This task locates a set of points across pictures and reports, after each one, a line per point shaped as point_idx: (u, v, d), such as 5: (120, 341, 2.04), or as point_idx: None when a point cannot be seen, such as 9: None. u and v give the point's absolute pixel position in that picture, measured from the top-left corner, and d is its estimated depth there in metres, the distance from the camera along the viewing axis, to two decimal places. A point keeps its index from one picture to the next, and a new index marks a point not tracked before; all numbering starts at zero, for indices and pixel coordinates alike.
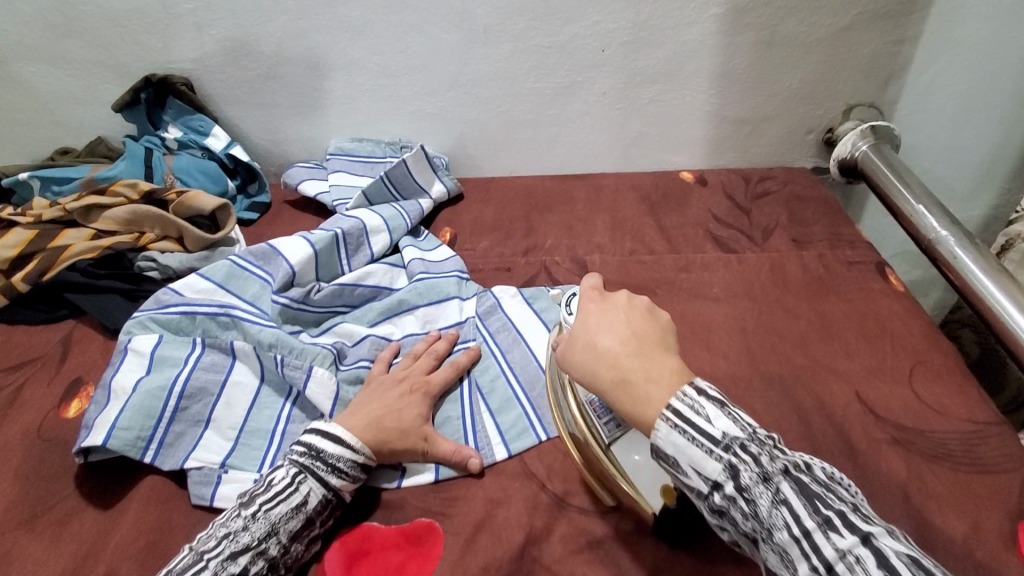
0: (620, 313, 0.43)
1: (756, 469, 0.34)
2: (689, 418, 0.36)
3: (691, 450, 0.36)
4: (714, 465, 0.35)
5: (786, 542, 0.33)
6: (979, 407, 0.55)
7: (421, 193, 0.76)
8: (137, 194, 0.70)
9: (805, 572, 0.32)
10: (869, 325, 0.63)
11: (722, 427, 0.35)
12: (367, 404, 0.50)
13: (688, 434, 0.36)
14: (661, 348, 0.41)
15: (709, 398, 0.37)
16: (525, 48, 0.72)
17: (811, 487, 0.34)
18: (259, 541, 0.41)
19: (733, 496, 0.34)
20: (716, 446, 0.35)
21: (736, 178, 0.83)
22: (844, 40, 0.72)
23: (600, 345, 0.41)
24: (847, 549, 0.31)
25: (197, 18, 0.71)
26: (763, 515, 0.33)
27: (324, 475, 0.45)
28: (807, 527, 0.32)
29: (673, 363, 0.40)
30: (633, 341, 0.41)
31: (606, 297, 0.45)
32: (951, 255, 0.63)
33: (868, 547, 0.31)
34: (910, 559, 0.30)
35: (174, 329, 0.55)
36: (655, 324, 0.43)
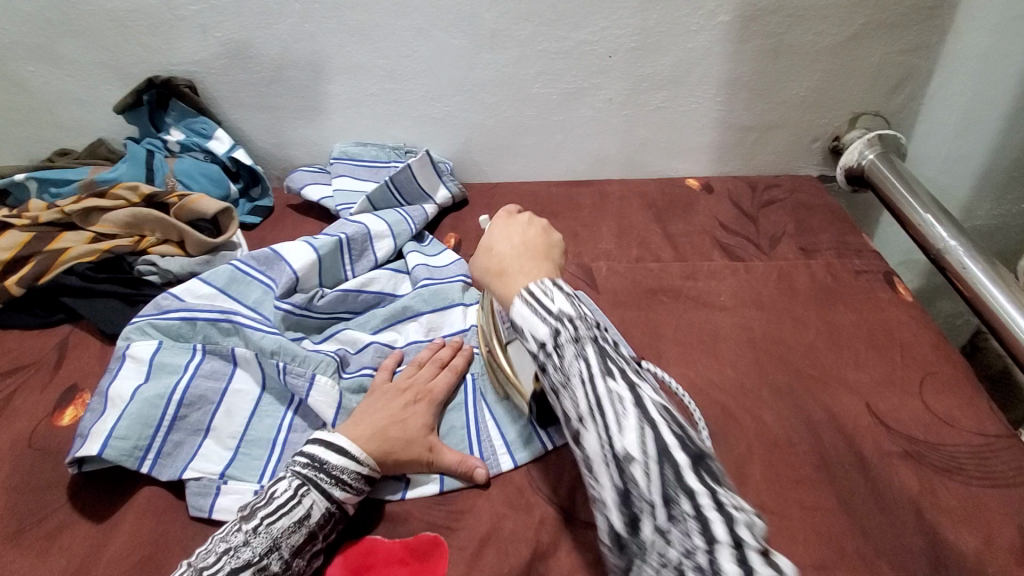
0: (521, 228, 0.50)
1: (571, 331, 0.37)
2: (537, 297, 0.39)
3: (531, 318, 0.38)
4: (544, 328, 0.37)
5: (577, 386, 0.35)
6: (990, 420, 0.54)
7: (425, 198, 0.76)
8: (137, 197, 0.69)
9: (581, 409, 0.35)
10: (878, 335, 0.62)
11: (559, 305, 0.38)
12: (370, 413, 0.49)
13: (534, 307, 0.39)
14: (545, 255, 0.46)
15: (560, 288, 0.40)
16: (532, 53, 0.72)
17: (610, 351, 0.37)
18: (260, 556, 0.40)
19: (550, 352, 0.37)
20: (550, 315, 0.38)
21: (742, 185, 0.82)
22: (852, 48, 0.72)
23: (495, 250, 0.47)
24: (617, 393, 0.34)
25: (201, 20, 0.71)
26: (567, 365, 0.36)
27: (327, 487, 0.44)
28: (595, 373, 0.35)
29: (550, 263, 0.45)
30: (523, 246, 0.47)
31: (512, 218, 0.52)
32: (960, 265, 0.63)
33: (632, 392, 0.34)
34: (665, 411, 0.34)
35: (173, 335, 0.54)
36: (546, 241, 0.49)
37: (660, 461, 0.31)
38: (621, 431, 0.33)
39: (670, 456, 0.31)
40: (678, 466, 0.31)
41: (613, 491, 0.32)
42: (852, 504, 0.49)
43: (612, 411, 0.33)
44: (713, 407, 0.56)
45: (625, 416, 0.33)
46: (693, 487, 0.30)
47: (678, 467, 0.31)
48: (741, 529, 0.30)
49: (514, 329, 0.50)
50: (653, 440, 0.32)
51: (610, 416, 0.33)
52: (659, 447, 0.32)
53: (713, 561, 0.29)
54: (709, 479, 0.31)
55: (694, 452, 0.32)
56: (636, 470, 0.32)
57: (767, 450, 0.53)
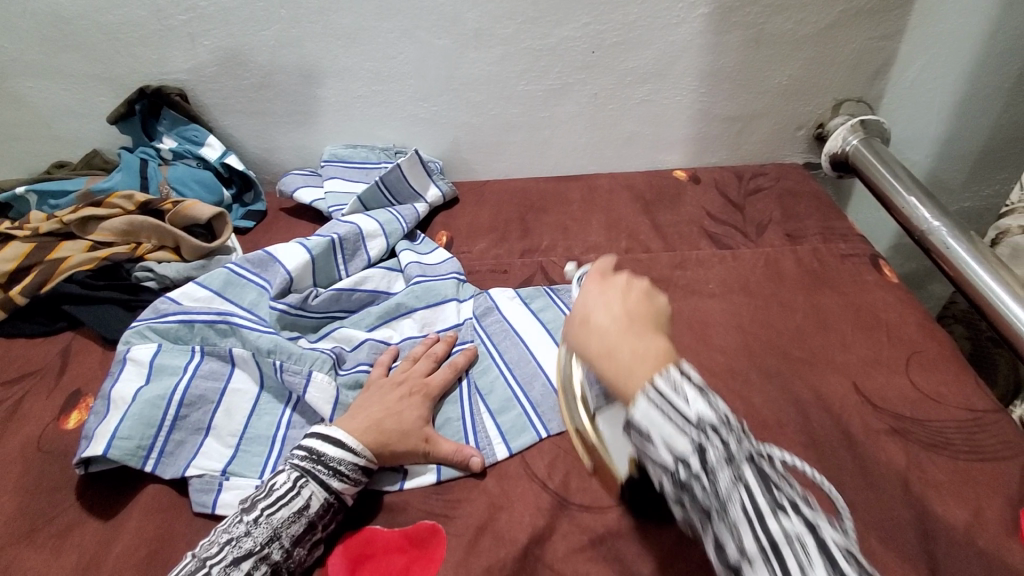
0: (629, 296, 0.39)
1: (724, 450, 0.30)
2: (665, 393, 0.31)
3: (661, 423, 0.31)
4: (684, 441, 0.30)
5: (737, 522, 0.29)
6: (976, 396, 0.56)
7: (416, 197, 0.77)
8: (132, 205, 0.70)
9: (752, 555, 0.28)
10: (864, 316, 0.64)
11: (698, 407, 0.30)
12: (366, 407, 0.50)
13: (663, 409, 0.31)
14: (655, 330, 0.36)
15: (689, 376, 0.32)
16: (515, 51, 0.73)
17: (770, 473, 0.30)
18: (261, 546, 0.41)
19: (695, 473, 0.30)
20: (690, 425, 0.30)
21: (729, 175, 0.84)
22: (833, 35, 0.73)
23: (598, 330, 0.37)
24: (796, 537, 0.28)
25: (190, 29, 0.72)
26: (722, 491, 0.29)
27: (325, 478, 0.45)
28: (761, 509, 0.29)
29: (665, 344, 0.35)
30: (630, 321, 0.37)
31: (607, 279, 0.41)
32: (944, 245, 0.64)
33: (815, 536, 0.28)
34: (854, 559, 0.28)
35: (172, 338, 0.55)
36: (653, 307, 0.39)
37: None
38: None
39: None
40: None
41: None
42: (841, 482, 0.50)
43: (795, 561, 0.27)
44: None
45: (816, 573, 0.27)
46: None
47: None
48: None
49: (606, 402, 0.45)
50: None
51: (794, 567, 0.27)
52: None
53: None
54: None
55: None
56: None
57: (757, 431, 0.54)
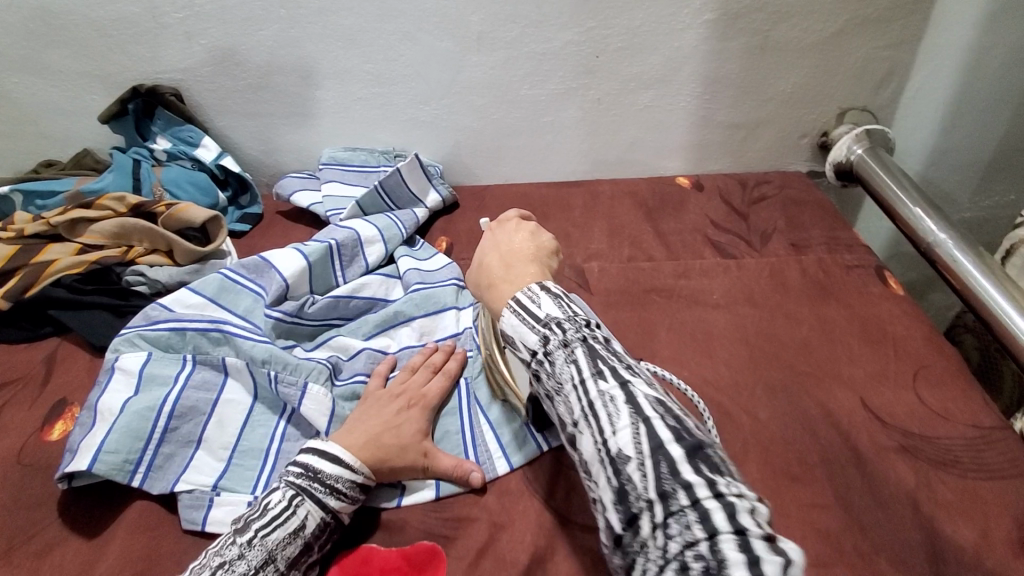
0: (520, 235, 0.54)
1: (558, 338, 0.40)
2: (525, 306, 0.43)
3: (522, 330, 0.42)
4: (534, 337, 0.41)
5: (569, 391, 0.38)
6: (984, 412, 0.55)
7: (416, 202, 0.75)
8: (124, 207, 0.68)
9: (577, 413, 0.37)
10: (871, 329, 0.63)
11: (547, 312, 0.42)
12: (364, 421, 0.48)
13: (523, 319, 0.43)
14: (531, 260, 0.51)
15: (545, 291, 0.44)
16: (518, 54, 0.72)
17: (600, 352, 0.39)
18: (255, 570, 0.39)
19: (542, 362, 0.41)
20: (538, 323, 0.42)
21: (732, 183, 0.83)
22: (838, 43, 0.72)
23: (486, 262, 0.52)
24: (608, 393, 0.37)
25: (185, 27, 0.70)
26: (558, 371, 0.40)
27: (321, 496, 0.43)
28: (584, 376, 0.38)
29: (535, 269, 0.50)
30: (514, 252, 0.52)
31: (500, 224, 0.56)
32: (950, 258, 0.63)
33: (622, 390, 0.37)
34: (657, 404, 0.36)
35: (162, 346, 0.53)
36: (533, 246, 0.52)
37: (654, 457, 0.33)
38: (615, 430, 0.35)
39: (663, 450, 0.34)
40: (672, 457, 0.33)
41: (610, 491, 0.34)
42: (849, 501, 0.49)
43: (605, 412, 0.36)
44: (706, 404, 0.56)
45: (619, 416, 0.36)
46: (689, 480, 0.32)
47: (671, 460, 0.33)
48: (742, 516, 0.31)
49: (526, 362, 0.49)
50: (646, 435, 0.34)
51: (602, 416, 0.36)
52: (653, 442, 0.34)
53: (714, 549, 0.30)
54: (705, 470, 0.33)
55: (689, 443, 0.34)
56: (631, 467, 0.34)
57: (763, 447, 0.53)
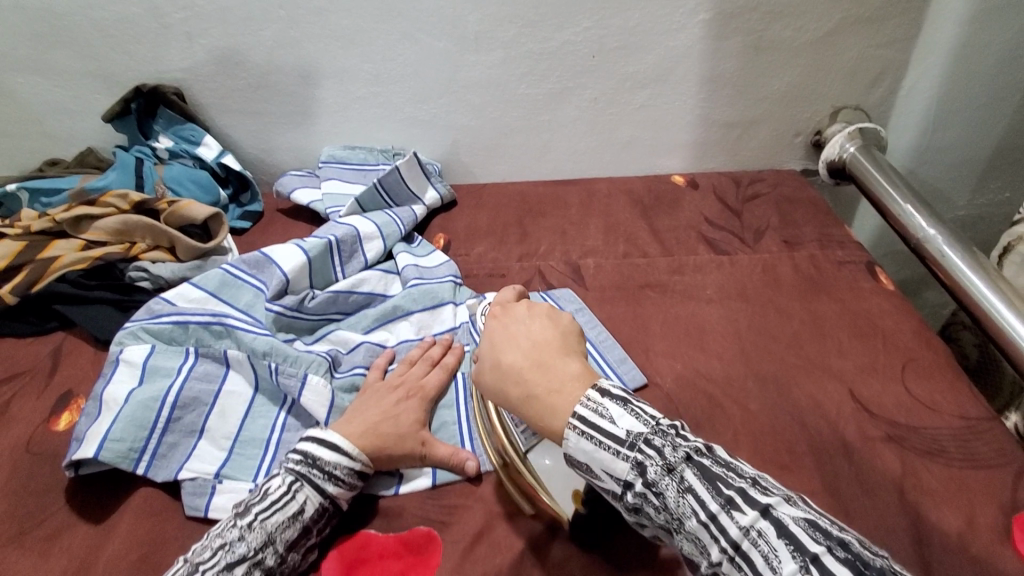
0: (537, 321, 0.46)
1: (659, 462, 0.35)
2: (593, 421, 0.38)
3: (603, 455, 0.37)
4: (622, 464, 0.36)
5: (695, 529, 0.33)
6: (971, 403, 0.56)
7: (414, 199, 0.76)
8: (127, 204, 0.69)
9: (717, 556, 0.32)
10: (861, 323, 0.64)
11: (626, 427, 0.37)
12: (363, 411, 0.50)
13: (596, 440, 0.37)
14: (565, 352, 0.43)
15: (609, 395, 0.39)
16: (515, 54, 0.73)
17: (713, 471, 0.34)
18: (255, 551, 0.40)
19: (644, 492, 0.36)
20: (621, 446, 0.37)
21: (726, 181, 0.84)
22: (831, 43, 0.73)
23: (506, 363, 0.43)
24: (751, 527, 0.31)
25: (188, 28, 0.71)
26: (672, 506, 0.34)
27: (320, 482, 0.44)
28: (713, 512, 0.33)
29: (577, 367, 0.42)
30: (540, 344, 0.44)
31: (507, 311, 0.49)
32: (939, 254, 0.64)
33: (767, 519, 0.31)
34: (812, 528, 0.31)
35: (165, 339, 0.54)
36: (557, 332, 0.45)
37: None
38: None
39: None
40: None
41: None
42: (838, 489, 0.50)
43: (759, 553, 0.31)
44: (699, 396, 0.57)
45: (776, 555, 0.30)
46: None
47: None
48: None
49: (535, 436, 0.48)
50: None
51: (756, 558, 0.31)
52: None
53: None
54: None
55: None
56: None
57: (753, 437, 0.54)
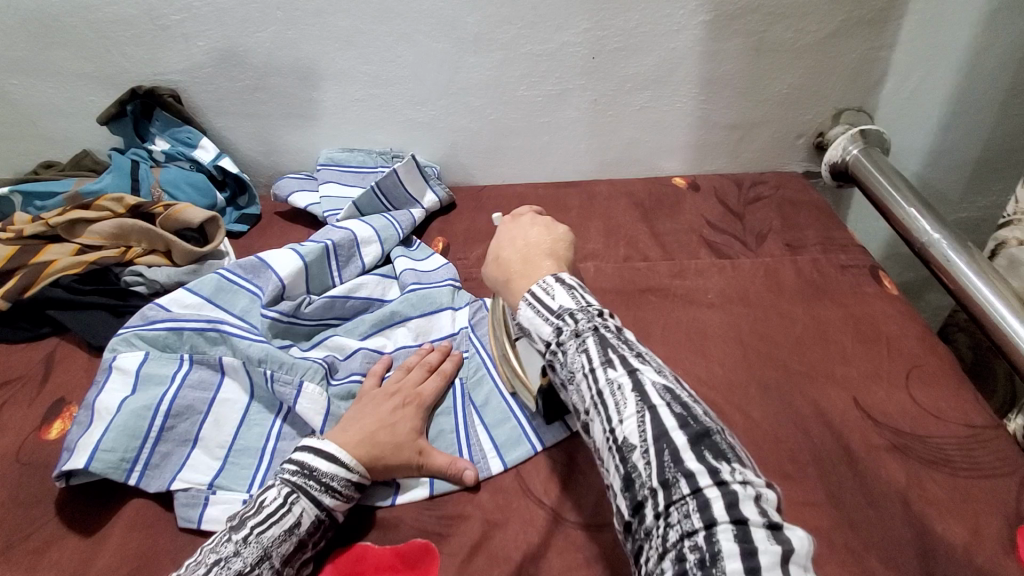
0: (537, 229, 0.55)
1: (571, 328, 0.42)
2: (539, 298, 0.45)
3: (536, 319, 0.44)
4: (547, 328, 0.43)
5: (580, 378, 0.40)
6: (976, 411, 0.55)
7: (413, 202, 0.76)
8: (122, 208, 0.68)
9: (586, 399, 0.39)
10: (865, 329, 0.63)
11: (560, 303, 0.44)
12: (359, 419, 0.49)
13: (536, 309, 0.45)
14: (547, 254, 0.51)
15: (561, 283, 0.46)
16: (515, 55, 0.72)
17: (611, 341, 0.40)
18: (250, 567, 0.39)
19: (556, 350, 0.42)
20: (551, 315, 0.44)
21: (728, 183, 0.83)
22: (833, 44, 0.73)
23: (503, 256, 0.52)
24: (616, 381, 0.38)
25: (184, 30, 0.71)
26: (570, 362, 0.41)
27: (317, 494, 0.44)
28: (595, 364, 0.39)
29: (550, 262, 0.50)
30: (530, 246, 0.52)
31: (517, 220, 0.57)
32: (944, 258, 0.63)
33: (630, 378, 0.38)
34: (666, 393, 0.37)
35: (160, 346, 0.54)
36: (552, 237, 0.53)
37: (659, 443, 0.34)
38: (623, 418, 0.36)
39: (667, 438, 0.35)
40: (675, 445, 0.34)
41: (618, 477, 0.36)
42: (841, 499, 0.49)
43: (613, 400, 0.37)
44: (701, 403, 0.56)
45: (626, 403, 0.37)
46: (692, 467, 0.33)
47: (674, 447, 0.34)
48: (744, 506, 0.31)
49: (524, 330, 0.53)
50: (651, 422, 0.35)
51: (611, 404, 0.37)
52: (658, 428, 0.35)
53: (711, 540, 0.31)
54: (708, 456, 0.34)
55: (693, 431, 0.35)
56: (636, 454, 0.35)
57: (755, 445, 0.53)
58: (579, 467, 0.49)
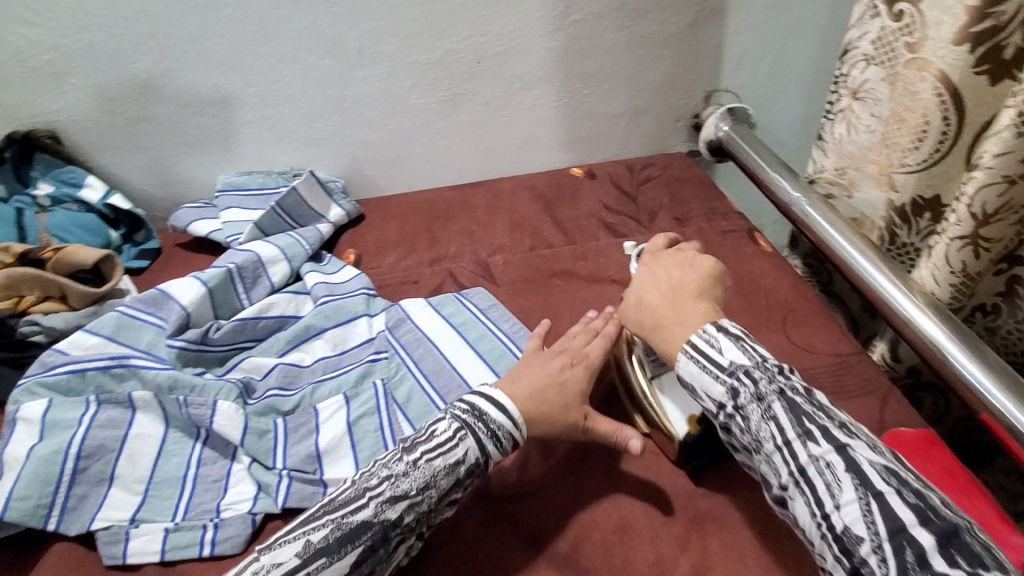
0: (677, 266, 0.54)
1: (752, 390, 0.43)
2: (703, 349, 0.45)
3: (703, 374, 0.45)
4: (720, 388, 0.44)
5: (773, 451, 0.41)
6: (842, 340, 0.63)
7: (319, 218, 0.77)
8: (9, 257, 0.66)
9: (785, 476, 0.40)
10: (745, 284, 0.70)
11: (731, 357, 0.44)
12: (527, 375, 0.50)
13: (702, 363, 0.45)
14: (696, 296, 0.50)
15: (723, 333, 0.46)
16: (402, 66, 0.75)
17: (805, 408, 0.41)
18: (416, 491, 0.42)
19: (732, 413, 0.43)
20: (723, 370, 0.44)
21: (621, 168, 0.89)
22: (694, 32, 0.80)
23: (647, 299, 0.51)
24: (822, 458, 0.39)
25: (53, 67, 0.69)
26: (755, 428, 0.42)
27: (483, 438, 0.45)
28: (791, 438, 0.41)
29: (703, 305, 0.49)
30: (675, 287, 0.51)
31: (655, 258, 0.56)
32: (804, 214, 0.71)
33: (841, 456, 0.39)
34: (885, 474, 0.38)
35: (63, 390, 0.53)
36: (695, 275, 0.53)
37: (893, 539, 0.35)
38: (839, 503, 0.38)
39: (905, 534, 0.35)
40: (919, 543, 0.35)
41: (839, 566, 0.37)
42: None
43: (822, 480, 0.39)
44: None
45: (841, 487, 0.38)
46: (941, 569, 0.33)
47: (917, 548, 0.35)
48: None
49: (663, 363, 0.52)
50: (882, 514, 0.36)
51: (819, 484, 0.39)
52: (891, 523, 0.36)
53: None
54: (958, 558, 0.34)
55: (938, 527, 0.35)
56: (862, 545, 0.36)
57: None
58: None
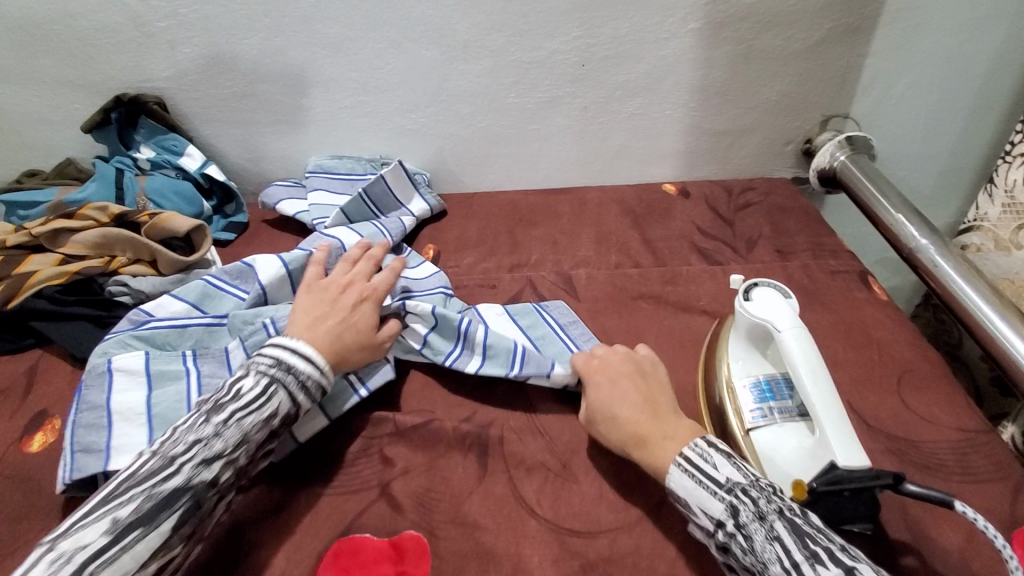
0: (653, 379, 0.51)
1: (753, 508, 0.39)
2: (698, 464, 0.42)
3: (698, 490, 0.41)
4: (718, 505, 0.40)
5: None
6: (968, 416, 0.55)
7: (402, 209, 0.75)
8: (106, 217, 0.67)
9: None
10: (856, 334, 0.63)
11: (726, 473, 0.41)
12: (320, 316, 0.52)
13: (697, 478, 0.41)
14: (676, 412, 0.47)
15: (714, 448, 0.43)
16: (504, 63, 0.72)
17: (804, 528, 0.37)
18: (231, 450, 0.42)
19: (734, 533, 0.39)
20: (720, 488, 0.40)
21: (718, 189, 0.84)
22: (822, 52, 0.73)
23: (619, 415, 0.48)
24: None
25: (170, 36, 0.70)
26: (758, 549, 0.37)
27: (294, 389, 0.47)
28: (797, 560, 0.35)
29: (684, 420, 0.46)
30: (648, 400, 0.48)
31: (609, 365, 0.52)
32: (931, 263, 0.63)
33: None
34: None
35: (157, 344, 0.54)
36: (655, 390, 0.49)
37: None
38: None
39: None
40: None
41: None
42: None
43: None
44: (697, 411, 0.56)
45: None
46: None
47: None
48: None
49: (767, 417, 0.49)
50: None
51: None
52: None
53: None
54: None
55: None
56: None
57: None
58: (572, 479, 0.50)
